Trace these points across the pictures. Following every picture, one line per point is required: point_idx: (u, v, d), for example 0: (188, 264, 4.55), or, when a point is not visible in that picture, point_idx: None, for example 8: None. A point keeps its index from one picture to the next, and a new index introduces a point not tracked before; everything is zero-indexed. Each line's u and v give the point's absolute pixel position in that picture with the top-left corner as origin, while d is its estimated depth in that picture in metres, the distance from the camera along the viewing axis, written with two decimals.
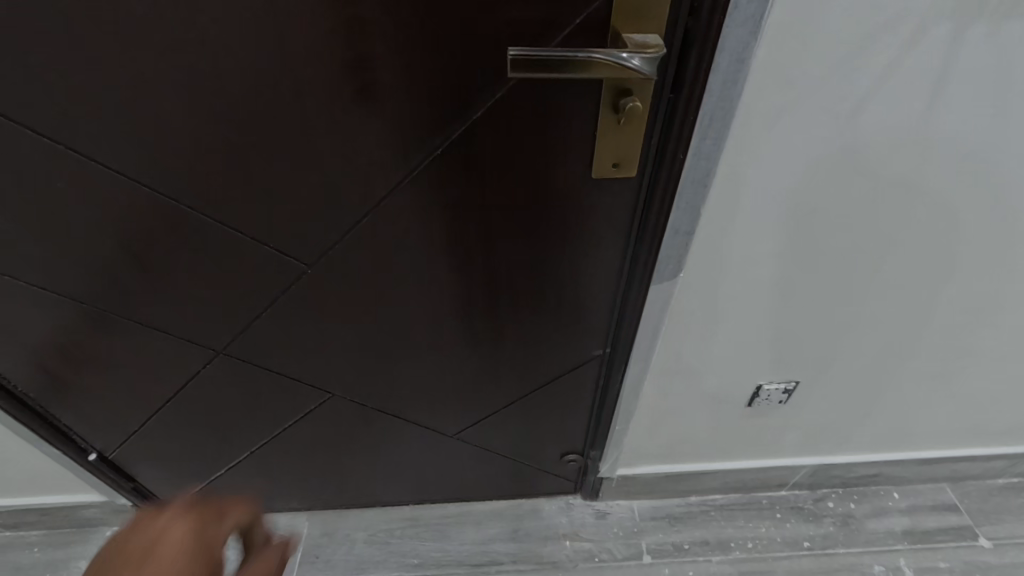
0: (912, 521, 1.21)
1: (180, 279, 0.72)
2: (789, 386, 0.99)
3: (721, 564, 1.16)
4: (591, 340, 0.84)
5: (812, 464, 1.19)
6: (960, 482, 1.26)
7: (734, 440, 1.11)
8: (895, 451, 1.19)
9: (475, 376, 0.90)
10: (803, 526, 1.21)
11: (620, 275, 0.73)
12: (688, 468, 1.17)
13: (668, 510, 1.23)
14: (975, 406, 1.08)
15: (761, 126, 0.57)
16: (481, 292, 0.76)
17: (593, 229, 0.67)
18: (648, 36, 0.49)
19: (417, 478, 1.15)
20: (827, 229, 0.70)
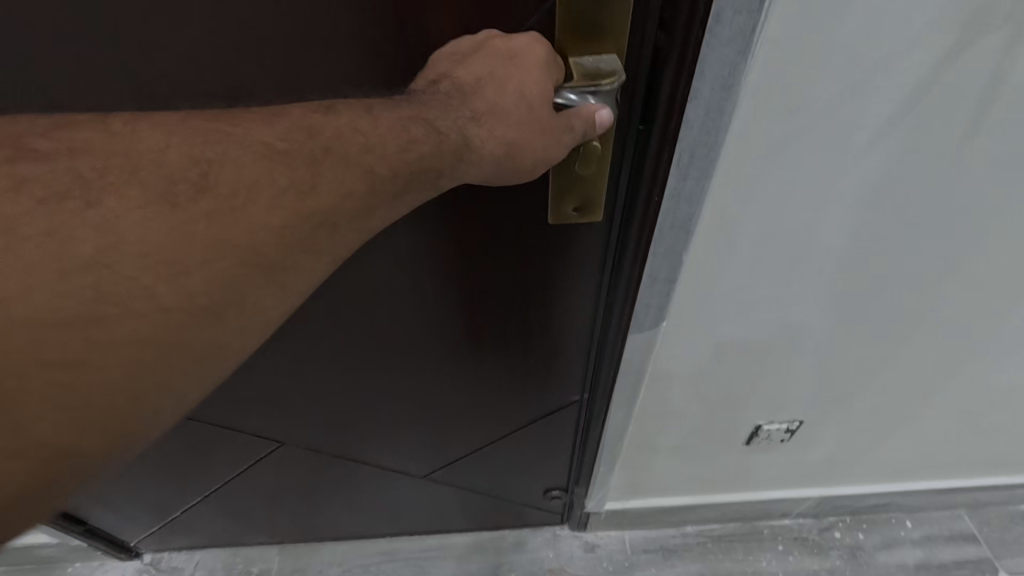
0: (926, 553, 1.12)
1: None
2: (794, 427, 0.92)
3: None
4: (568, 385, 0.76)
5: (817, 495, 1.10)
6: (979, 509, 1.16)
7: (731, 471, 1.03)
8: (908, 479, 1.10)
9: (443, 424, 0.82)
10: (807, 558, 1.13)
11: (595, 318, 0.65)
12: (682, 500, 1.09)
13: (662, 543, 1.15)
14: (997, 433, 0.98)
15: (758, 160, 0.49)
16: (439, 340, 0.67)
17: (558, 274, 0.59)
18: (602, 61, 0.41)
19: (391, 514, 1.08)
20: (833, 268, 0.62)
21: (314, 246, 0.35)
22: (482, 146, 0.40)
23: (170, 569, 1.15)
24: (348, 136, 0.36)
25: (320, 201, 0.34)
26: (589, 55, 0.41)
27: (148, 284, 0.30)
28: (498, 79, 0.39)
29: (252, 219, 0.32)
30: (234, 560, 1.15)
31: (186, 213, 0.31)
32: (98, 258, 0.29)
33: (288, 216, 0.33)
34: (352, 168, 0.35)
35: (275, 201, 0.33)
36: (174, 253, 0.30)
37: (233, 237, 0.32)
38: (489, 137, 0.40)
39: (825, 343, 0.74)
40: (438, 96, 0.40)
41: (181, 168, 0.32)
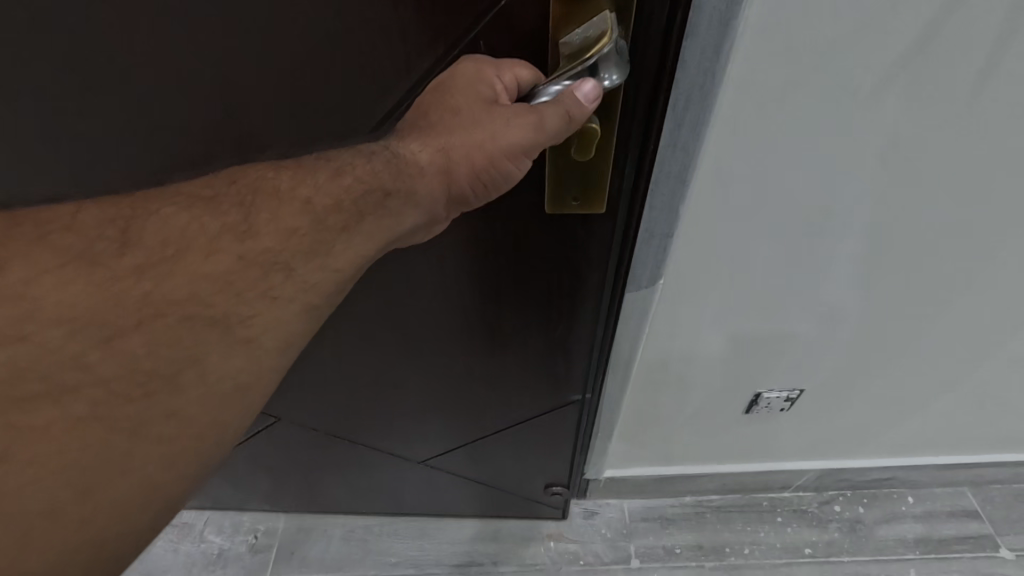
0: (927, 528, 1.12)
1: None
2: (793, 395, 0.88)
3: (714, 570, 1.09)
4: (569, 384, 0.72)
5: (818, 468, 1.09)
6: (983, 486, 1.15)
7: (732, 445, 1.02)
8: (914, 454, 1.08)
9: (439, 412, 0.80)
10: (806, 530, 1.12)
11: (597, 315, 0.60)
12: (682, 471, 1.08)
13: (661, 512, 1.16)
14: (1009, 410, 0.95)
15: (760, 109, 0.44)
16: (428, 327, 0.63)
17: (555, 265, 0.54)
18: (593, 26, 0.35)
19: (391, 495, 1.08)
20: (844, 234, 0.57)
21: (267, 288, 0.34)
22: (420, 158, 0.38)
23: (180, 525, 1.18)
24: (273, 174, 0.36)
25: (264, 241, 0.34)
26: (578, 28, 0.36)
27: (80, 352, 0.30)
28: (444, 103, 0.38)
29: (190, 273, 0.32)
30: (240, 519, 1.18)
31: (114, 269, 0.31)
32: (18, 333, 0.29)
33: (231, 261, 0.33)
34: (289, 206, 0.35)
35: (215, 251, 0.33)
36: (112, 317, 0.31)
37: (174, 294, 0.32)
38: (427, 148, 0.38)
39: (837, 316, 0.70)
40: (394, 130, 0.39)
41: (105, 233, 0.33)
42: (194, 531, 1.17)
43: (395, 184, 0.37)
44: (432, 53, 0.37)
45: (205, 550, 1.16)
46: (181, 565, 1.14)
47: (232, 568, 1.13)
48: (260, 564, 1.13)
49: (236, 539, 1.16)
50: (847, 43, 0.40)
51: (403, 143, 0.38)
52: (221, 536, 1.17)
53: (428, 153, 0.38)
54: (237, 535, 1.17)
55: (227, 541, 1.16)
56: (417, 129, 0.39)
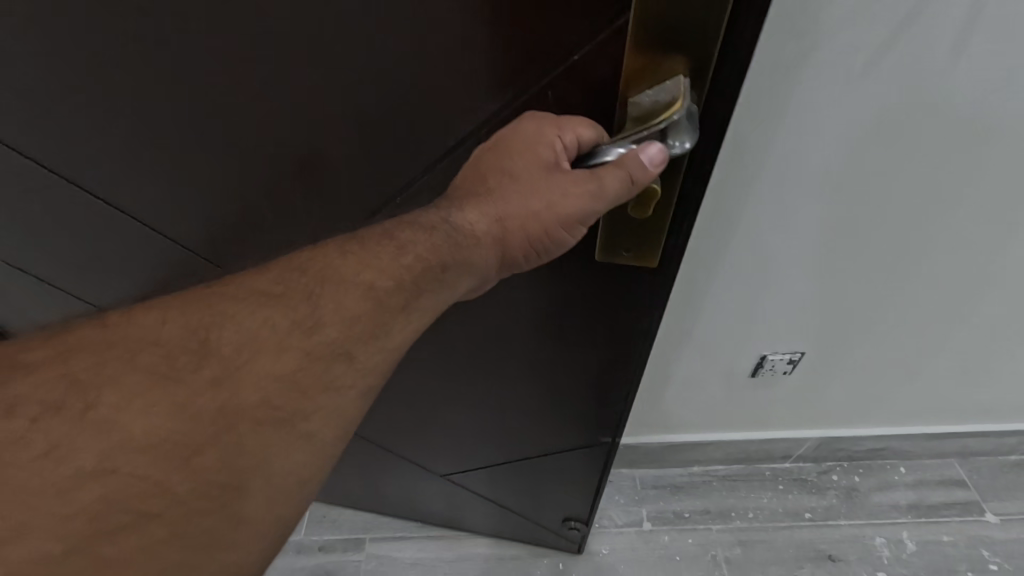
0: (918, 496, 1.18)
1: (100, 256, 0.63)
2: (796, 357, 0.90)
3: (720, 532, 1.16)
4: (596, 427, 0.76)
5: (817, 437, 1.13)
6: (970, 458, 1.21)
7: (736, 415, 1.07)
8: (908, 424, 1.11)
9: (469, 433, 0.84)
10: (806, 497, 1.19)
11: (632, 364, 0.64)
12: (688, 439, 1.14)
13: (670, 480, 1.22)
14: (1000, 387, 1.00)
15: (782, 74, 0.54)
16: (470, 357, 0.68)
17: (599, 317, 0.58)
18: (664, 90, 0.36)
19: (412, 502, 1.13)
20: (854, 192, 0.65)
21: (328, 386, 0.37)
22: (477, 228, 0.43)
23: None
24: (340, 261, 0.40)
25: (326, 335, 0.38)
26: (649, 90, 0.37)
27: (165, 473, 0.31)
28: (504, 168, 0.42)
29: (261, 372, 0.35)
30: None
31: (189, 386, 0.34)
32: (109, 466, 0.31)
33: (299, 359, 0.37)
34: (352, 293, 0.39)
35: (285, 348, 0.36)
36: (192, 438, 0.32)
37: (245, 402, 0.34)
38: (484, 218, 0.43)
39: (852, 280, 0.77)
40: (455, 198, 0.44)
41: (187, 342, 0.35)
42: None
43: (453, 258, 0.42)
44: (498, 94, 0.41)
45: None
46: None
47: None
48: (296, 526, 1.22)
49: None
50: (861, 15, 0.49)
51: (461, 215, 0.42)
52: None
53: (489, 216, 0.43)
54: None
55: None
56: (473, 198, 0.43)
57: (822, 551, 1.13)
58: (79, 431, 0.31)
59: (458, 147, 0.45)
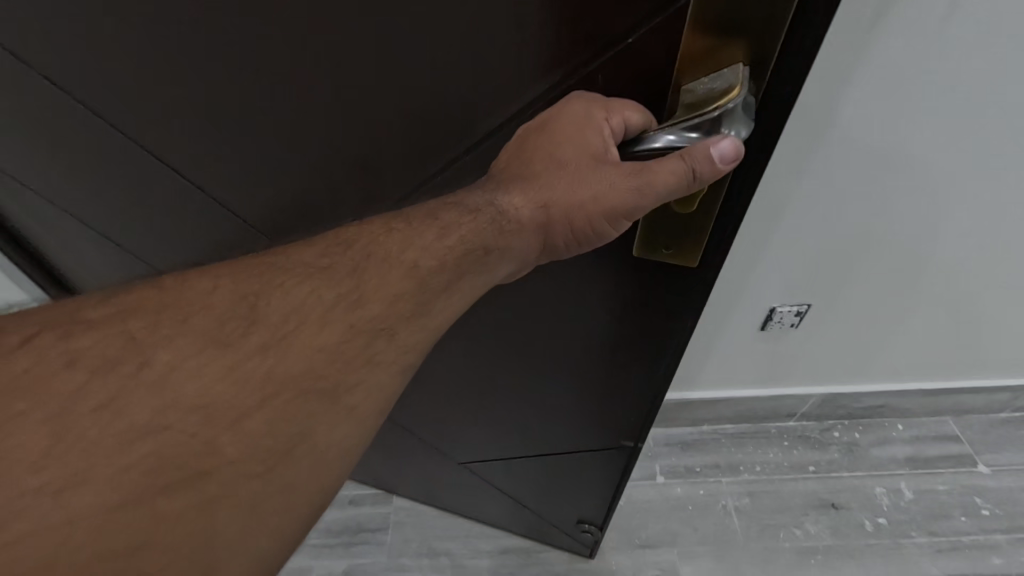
0: (914, 450, 1.27)
1: (166, 220, 0.70)
2: (802, 309, 1.03)
3: (730, 484, 1.23)
4: (620, 428, 0.82)
5: (821, 394, 1.24)
6: (963, 415, 1.31)
7: (748, 373, 1.19)
8: (904, 380, 1.23)
9: (498, 421, 0.90)
10: (809, 452, 1.28)
11: (655, 363, 0.70)
12: (701, 395, 1.25)
13: (682, 438, 1.31)
14: (984, 337, 1.12)
15: None
16: (510, 346, 0.74)
17: (637, 322, 0.65)
18: (721, 79, 0.39)
19: (430, 490, 1.16)
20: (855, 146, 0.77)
21: (371, 354, 0.39)
22: (522, 213, 0.49)
23: None
24: (384, 238, 0.44)
25: (370, 309, 0.40)
26: (707, 79, 0.41)
27: (218, 440, 0.32)
28: (552, 154, 0.48)
29: (310, 341, 0.37)
30: None
31: (239, 349, 0.35)
32: (161, 423, 0.32)
33: (344, 329, 0.38)
34: (397, 269, 0.42)
35: (331, 319, 0.38)
36: (236, 405, 0.33)
37: (293, 368, 0.35)
38: (528, 202, 0.49)
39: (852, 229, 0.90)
40: (496, 185, 0.49)
41: (237, 308, 0.37)
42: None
43: (495, 243, 0.47)
44: (542, 78, 0.46)
45: None
46: None
47: None
48: None
49: None
50: None
51: (508, 199, 0.48)
52: None
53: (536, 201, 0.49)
54: None
55: None
56: (518, 183, 0.49)
57: (825, 500, 1.20)
58: (133, 387, 0.32)
59: (500, 129, 0.50)
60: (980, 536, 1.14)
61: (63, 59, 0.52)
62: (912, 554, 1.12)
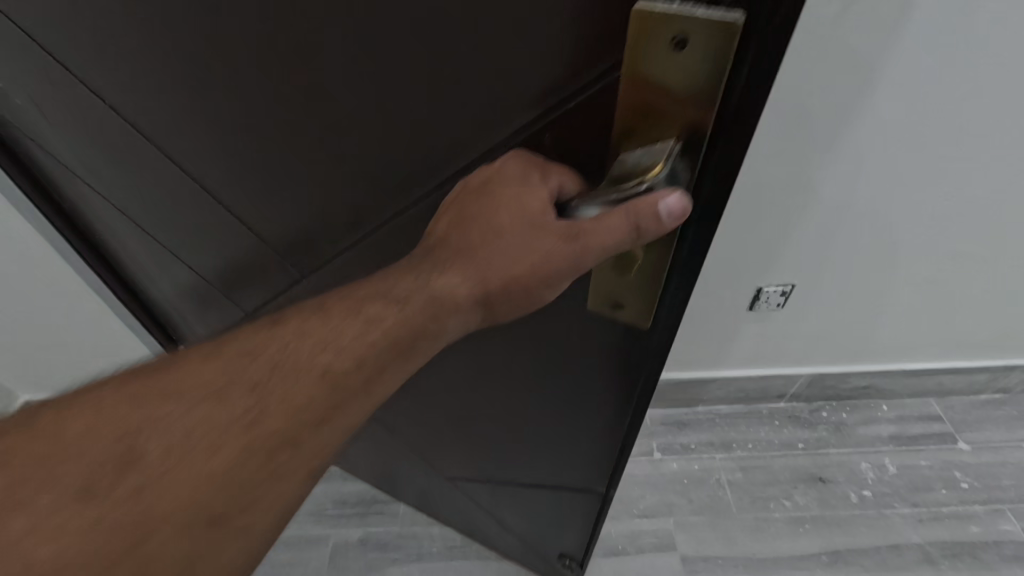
0: (899, 428, 1.34)
1: (175, 226, 0.69)
2: (788, 290, 1.11)
3: (723, 460, 1.30)
4: (590, 475, 0.77)
5: (809, 374, 1.32)
6: (945, 397, 1.38)
7: (739, 353, 1.27)
8: (887, 361, 1.31)
9: (473, 449, 0.87)
10: (799, 430, 1.35)
11: (623, 427, 0.65)
12: (696, 375, 1.32)
13: (677, 418, 1.38)
14: (960, 318, 1.20)
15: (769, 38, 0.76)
16: (475, 382, 0.71)
17: (598, 377, 0.59)
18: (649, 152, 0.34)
19: (421, 496, 1.16)
20: (829, 137, 0.86)
21: (268, 472, 0.37)
22: (458, 292, 0.42)
23: None
24: (301, 337, 0.41)
25: (275, 421, 0.38)
26: (640, 148, 0.35)
27: None
28: (485, 225, 0.42)
29: (181, 480, 0.35)
30: None
31: (105, 500, 0.34)
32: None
33: (235, 455, 0.36)
34: (308, 373, 0.39)
35: (215, 452, 0.36)
36: (105, 549, 0.33)
37: (178, 498, 0.35)
38: (465, 281, 0.42)
39: (832, 215, 0.98)
40: (431, 257, 0.43)
41: (108, 450, 0.35)
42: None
43: (429, 324, 0.42)
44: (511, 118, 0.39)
45: None
46: None
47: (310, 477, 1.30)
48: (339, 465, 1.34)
49: None
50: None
51: (443, 280, 0.42)
52: None
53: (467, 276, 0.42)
54: None
55: None
56: (457, 261, 0.42)
57: (813, 473, 1.27)
58: None
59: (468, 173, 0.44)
60: (959, 507, 1.21)
61: (65, 70, 0.51)
62: (896, 523, 1.19)
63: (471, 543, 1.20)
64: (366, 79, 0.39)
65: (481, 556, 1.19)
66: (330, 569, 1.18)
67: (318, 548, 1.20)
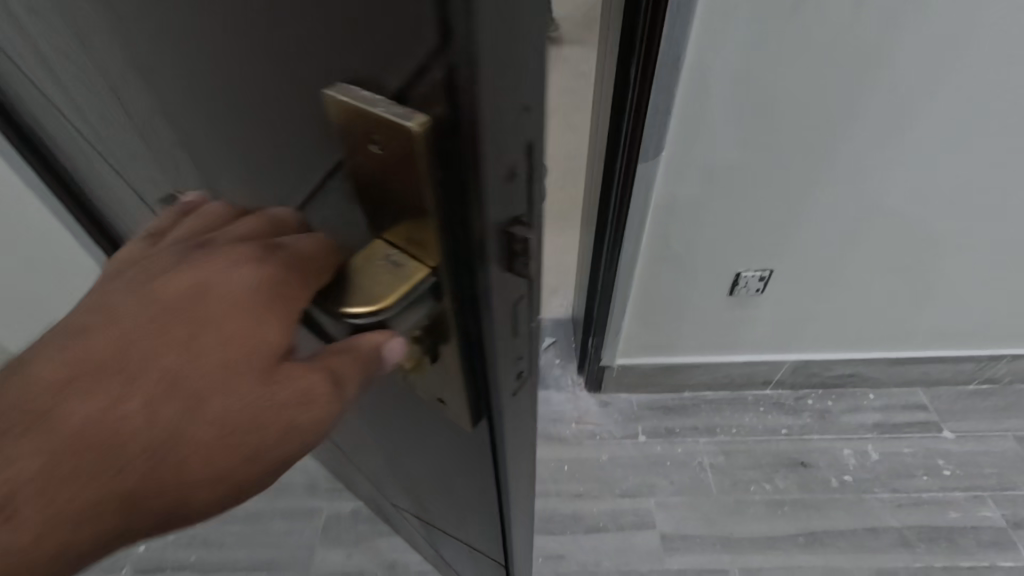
0: (884, 416, 1.36)
1: (115, 205, 0.66)
2: (766, 275, 1.13)
3: (706, 444, 1.33)
4: (481, 546, 0.69)
5: (793, 361, 1.34)
6: (932, 386, 1.40)
7: (724, 340, 1.29)
8: (872, 348, 1.32)
9: (382, 476, 0.80)
10: (784, 416, 1.37)
11: (485, 500, 0.51)
12: (682, 360, 1.34)
13: (663, 403, 1.41)
14: (943, 306, 1.21)
15: (744, 29, 0.75)
16: (359, 421, 0.62)
17: (452, 462, 0.49)
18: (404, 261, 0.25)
19: (377, 506, 1.13)
20: (802, 125, 0.87)
21: None
22: (90, 522, 0.26)
23: None
24: None
25: None
26: (395, 250, 0.25)
27: None
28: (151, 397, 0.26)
29: None
30: None
31: None
32: None
33: None
34: None
35: None
36: None
37: None
38: (92, 507, 0.26)
39: (807, 199, 0.99)
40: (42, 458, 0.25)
41: None
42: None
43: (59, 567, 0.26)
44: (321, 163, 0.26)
45: None
46: None
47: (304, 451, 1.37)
48: None
49: None
50: None
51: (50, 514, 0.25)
52: None
53: (69, 503, 0.25)
54: None
55: None
56: (68, 482, 0.25)
57: (795, 458, 1.29)
58: None
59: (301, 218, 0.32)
60: (939, 493, 1.22)
61: None
62: (874, 507, 1.21)
63: None
64: (181, 80, 0.30)
65: None
66: (323, 539, 1.23)
67: (311, 519, 1.26)
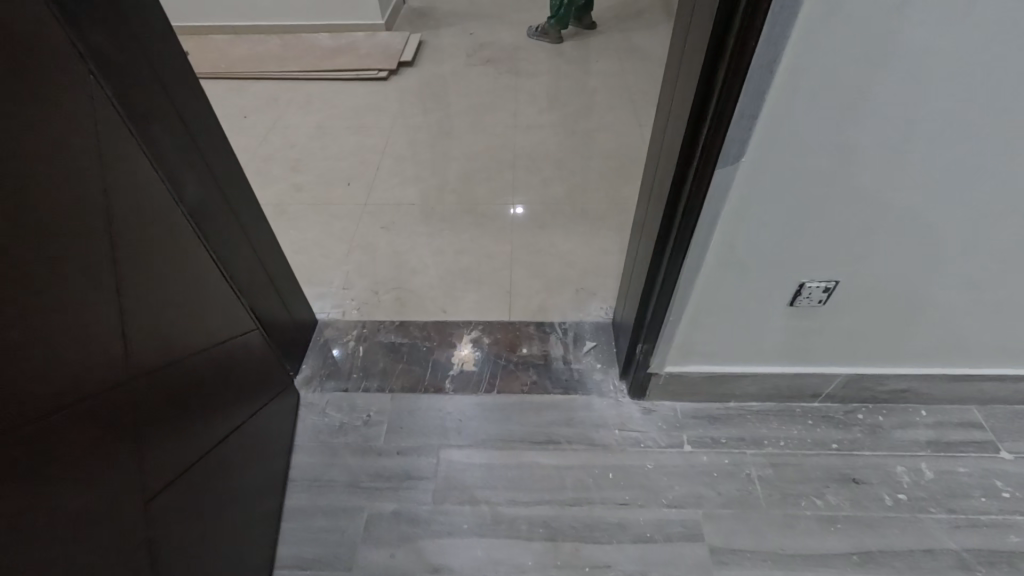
0: (937, 434, 1.32)
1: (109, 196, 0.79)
2: (830, 286, 1.10)
3: (754, 456, 1.30)
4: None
5: (846, 373, 1.31)
6: (987, 404, 1.37)
7: (777, 349, 1.27)
8: (929, 364, 1.29)
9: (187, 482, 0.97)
10: (834, 431, 1.34)
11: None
12: (729, 370, 1.32)
13: (708, 412, 1.39)
14: (1010, 322, 1.17)
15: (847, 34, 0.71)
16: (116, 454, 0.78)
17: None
18: None
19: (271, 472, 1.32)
20: (887, 135, 0.83)
21: None
22: None
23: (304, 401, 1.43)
24: None
25: None
26: None
27: None
28: None
29: None
30: (355, 402, 1.47)
31: None
32: None
33: None
34: None
35: None
36: None
37: None
38: None
39: (879, 211, 0.95)
40: None
41: None
42: (317, 407, 1.46)
43: None
44: None
45: (326, 423, 1.43)
46: (308, 431, 1.41)
47: (343, 452, 1.37)
48: (374, 434, 1.40)
49: (350, 416, 1.44)
50: None
51: None
52: (339, 413, 1.45)
53: None
54: (352, 413, 1.44)
55: (345, 417, 1.44)
56: None
57: (846, 474, 1.26)
58: None
59: None
60: (998, 516, 1.19)
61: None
62: (931, 528, 1.17)
63: (500, 521, 1.23)
64: None
65: (508, 535, 1.21)
66: (364, 538, 1.22)
67: (353, 518, 1.25)
